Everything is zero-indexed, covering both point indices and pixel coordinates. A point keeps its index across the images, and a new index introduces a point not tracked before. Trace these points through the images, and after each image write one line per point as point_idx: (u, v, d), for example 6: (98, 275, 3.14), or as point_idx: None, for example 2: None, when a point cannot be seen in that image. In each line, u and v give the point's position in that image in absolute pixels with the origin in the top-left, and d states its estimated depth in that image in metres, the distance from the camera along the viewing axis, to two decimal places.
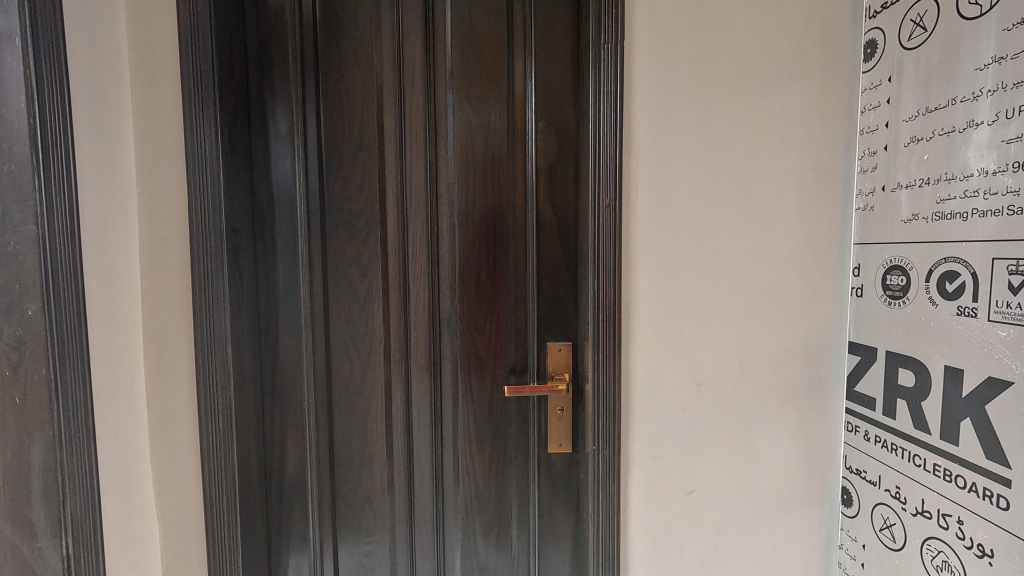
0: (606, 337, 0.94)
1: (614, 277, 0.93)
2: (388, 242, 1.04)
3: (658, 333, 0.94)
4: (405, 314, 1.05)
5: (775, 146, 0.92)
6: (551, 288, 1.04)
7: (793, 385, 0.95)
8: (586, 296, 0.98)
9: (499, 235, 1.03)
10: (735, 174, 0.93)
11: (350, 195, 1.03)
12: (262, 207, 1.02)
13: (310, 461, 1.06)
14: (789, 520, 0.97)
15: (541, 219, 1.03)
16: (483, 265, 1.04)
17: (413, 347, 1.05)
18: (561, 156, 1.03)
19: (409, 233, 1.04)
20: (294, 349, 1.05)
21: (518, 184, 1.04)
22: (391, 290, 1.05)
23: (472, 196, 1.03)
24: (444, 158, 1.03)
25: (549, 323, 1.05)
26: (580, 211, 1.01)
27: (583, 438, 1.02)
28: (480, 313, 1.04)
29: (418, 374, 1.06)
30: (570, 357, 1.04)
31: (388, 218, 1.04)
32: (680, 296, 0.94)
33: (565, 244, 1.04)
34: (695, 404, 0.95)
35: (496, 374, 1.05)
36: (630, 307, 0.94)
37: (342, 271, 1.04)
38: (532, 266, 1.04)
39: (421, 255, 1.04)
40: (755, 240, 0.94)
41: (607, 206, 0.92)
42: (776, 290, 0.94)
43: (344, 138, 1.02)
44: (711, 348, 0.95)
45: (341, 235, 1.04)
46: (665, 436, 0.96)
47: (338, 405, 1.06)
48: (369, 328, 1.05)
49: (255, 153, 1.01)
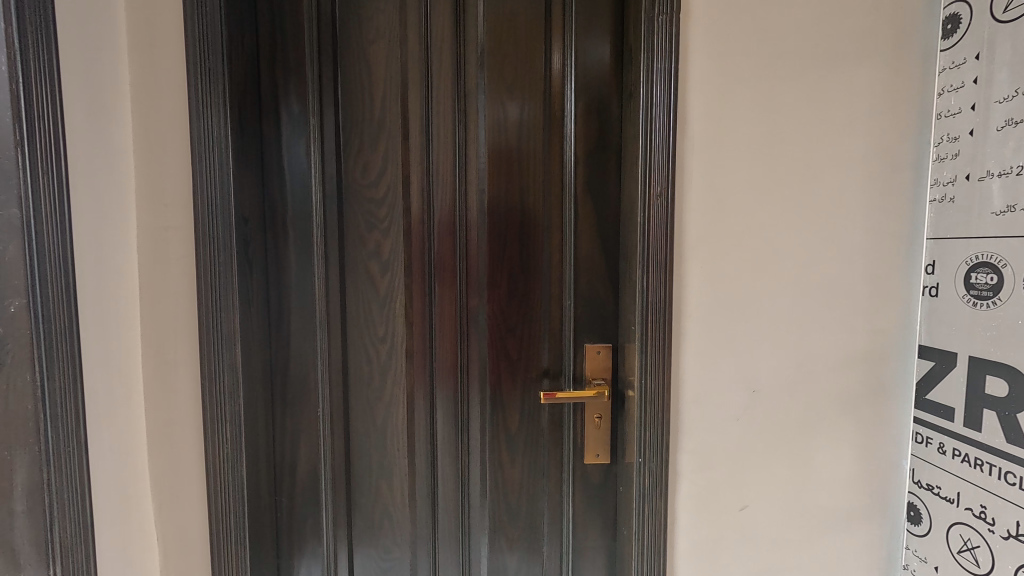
0: (655, 339, 0.86)
1: (664, 275, 0.85)
2: (411, 235, 0.95)
3: (711, 335, 0.86)
4: (429, 314, 0.96)
5: (842, 131, 0.84)
6: (589, 285, 0.96)
7: (857, 393, 0.88)
8: (630, 296, 0.89)
9: (532, 228, 0.95)
10: (797, 161, 0.84)
11: (370, 183, 0.94)
12: (273, 194, 0.92)
13: (324, 473, 0.97)
14: (847, 538, 0.90)
15: (579, 210, 0.95)
16: (514, 261, 0.95)
17: (439, 350, 0.97)
18: (602, 141, 0.94)
19: (434, 225, 0.95)
20: (308, 350, 0.95)
21: (554, 172, 0.95)
22: (414, 288, 0.95)
23: (505, 185, 0.94)
24: (474, 142, 0.94)
25: (585, 324, 0.96)
26: (623, 203, 0.93)
27: (623, 448, 0.94)
28: (511, 314, 0.96)
29: (444, 379, 0.97)
30: (608, 360, 0.96)
31: (412, 209, 0.95)
32: (735, 294, 0.86)
33: (605, 238, 0.95)
34: (749, 415, 0.88)
35: (528, 378, 0.97)
36: (682, 308, 0.86)
37: (361, 265, 0.95)
38: (569, 262, 0.95)
39: (447, 249, 0.95)
40: (819, 235, 0.86)
41: (658, 197, 0.84)
42: (838, 288, 0.86)
43: (364, 119, 0.93)
44: (768, 353, 0.87)
45: (360, 226, 0.94)
46: (717, 447, 0.88)
47: (354, 413, 0.97)
48: (390, 329, 0.96)
49: (265, 134, 0.91)
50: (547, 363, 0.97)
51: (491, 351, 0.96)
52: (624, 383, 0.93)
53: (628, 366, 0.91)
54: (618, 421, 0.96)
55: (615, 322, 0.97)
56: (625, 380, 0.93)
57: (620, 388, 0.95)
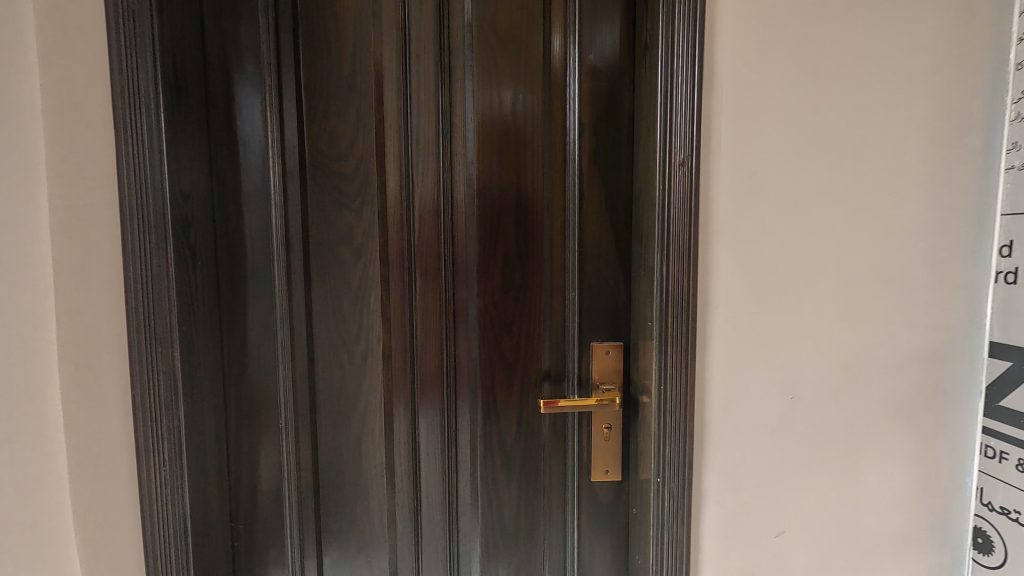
0: (676, 337, 0.72)
1: (689, 260, 0.71)
2: (388, 216, 0.81)
3: (743, 332, 0.73)
4: (411, 309, 0.82)
5: (900, 87, 0.70)
6: (596, 274, 0.82)
7: (914, 399, 0.74)
8: (646, 286, 0.76)
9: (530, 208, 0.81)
10: (846, 124, 0.71)
11: (339, 155, 0.80)
12: (223, 167, 0.78)
13: (289, 494, 0.83)
14: (901, 568, 0.77)
15: (585, 187, 0.81)
16: (509, 247, 0.81)
17: (422, 351, 0.83)
18: (612, 105, 0.80)
19: (416, 205, 0.81)
20: (269, 353, 0.81)
21: (556, 141, 0.81)
22: (393, 278, 0.82)
23: (498, 157, 0.80)
24: (461, 107, 0.80)
25: (593, 319, 0.83)
26: (638, 177, 0.79)
27: (636, 464, 0.81)
28: (506, 308, 0.82)
29: (428, 385, 0.83)
30: (618, 362, 0.83)
31: (388, 186, 0.81)
32: (772, 282, 0.72)
33: (615, 219, 0.82)
34: (787, 425, 0.74)
35: (526, 383, 0.84)
36: (709, 299, 0.72)
37: (329, 253, 0.81)
38: (573, 247, 0.82)
39: (431, 233, 0.81)
40: (871, 212, 0.72)
41: (682, 167, 0.70)
42: (893, 275, 0.73)
43: (331, 79, 0.79)
44: (810, 353, 0.73)
45: (328, 206, 0.80)
46: (749, 464, 0.74)
47: (324, 424, 0.83)
48: (364, 326, 0.82)
49: (213, 96, 0.76)
50: (548, 366, 0.84)
51: (483, 351, 0.82)
52: (638, 389, 0.80)
53: (643, 368, 0.78)
54: (631, 433, 0.82)
55: (627, 317, 0.83)
56: (640, 386, 0.80)
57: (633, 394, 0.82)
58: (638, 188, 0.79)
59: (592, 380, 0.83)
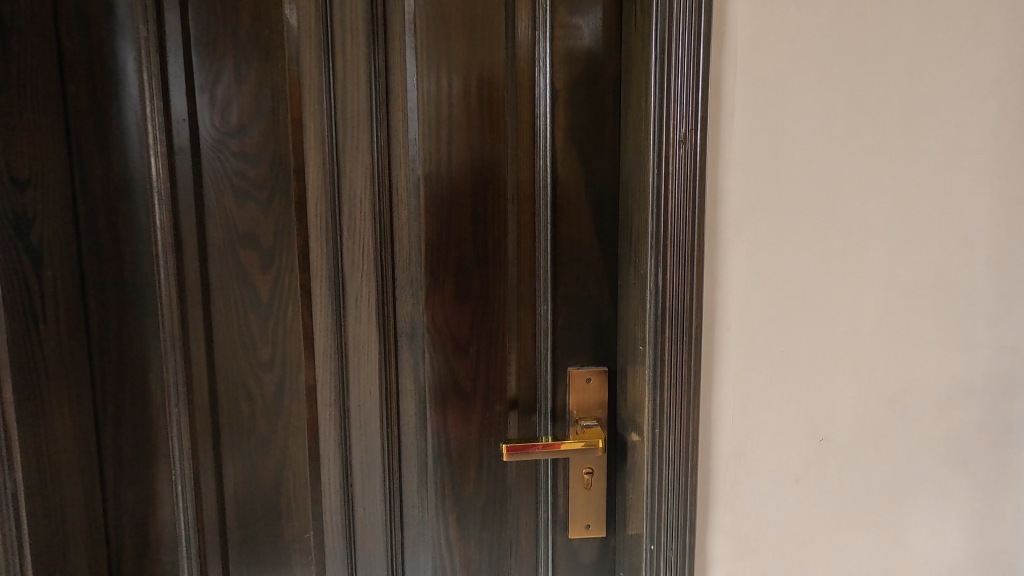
0: (676, 365, 0.56)
1: (691, 267, 0.55)
2: (310, 211, 0.64)
3: (760, 357, 0.57)
4: (343, 327, 0.65)
5: (955, 46, 0.56)
6: (574, 282, 0.66)
7: (973, 439, 0.59)
8: (635, 299, 0.60)
9: (489, 200, 0.65)
10: (890, 92, 0.56)
11: (244, 131, 0.62)
12: (87, 147, 0.60)
13: (186, 564, 0.66)
14: None
15: (558, 173, 0.65)
16: (464, 248, 0.65)
17: (357, 380, 0.66)
18: (592, 70, 0.64)
19: (346, 197, 0.64)
20: (157, 387, 0.63)
21: (522, 115, 0.64)
22: (317, 289, 0.65)
23: (449, 135, 0.64)
24: (400, 70, 0.63)
25: (569, 339, 0.67)
26: (625, 161, 0.62)
27: (623, 520, 0.65)
28: (460, 326, 0.66)
29: (366, 422, 0.66)
30: (600, 392, 0.67)
31: (309, 171, 0.63)
32: (796, 293, 0.57)
33: (597, 213, 0.65)
34: (816, 475, 0.59)
35: (487, 417, 0.67)
36: (715, 316, 0.56)
37: (233, 257, 0.63)
38: (545, 249, 0.65)
39: (365, 233, 0.64)
40: (917, 204, 0.57)
41: (682, 146, 0.54)
42: (946, 285, 0.58)
43: (230, 31, 0.61)
44: (843, 384, 0.58)
45: (229, 197, 0.63)
46: (768, 525, 0.59)
47: (232, 474, 0.66)
48: (282, 350, 0.65)
49: (66, 50, 0.58)
50: (514, 397, 0.67)
51: (433, 379, 0.66)
52: (626, 428, 0.64)
53: (631, 403, 0.62)
54: (617, 481, 0.66)
55: (612, 337, 0.67)
56: (628, 424, 0.64)
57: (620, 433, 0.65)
58: (625, 175, 0.63)
59: (569, 415, 0.67)
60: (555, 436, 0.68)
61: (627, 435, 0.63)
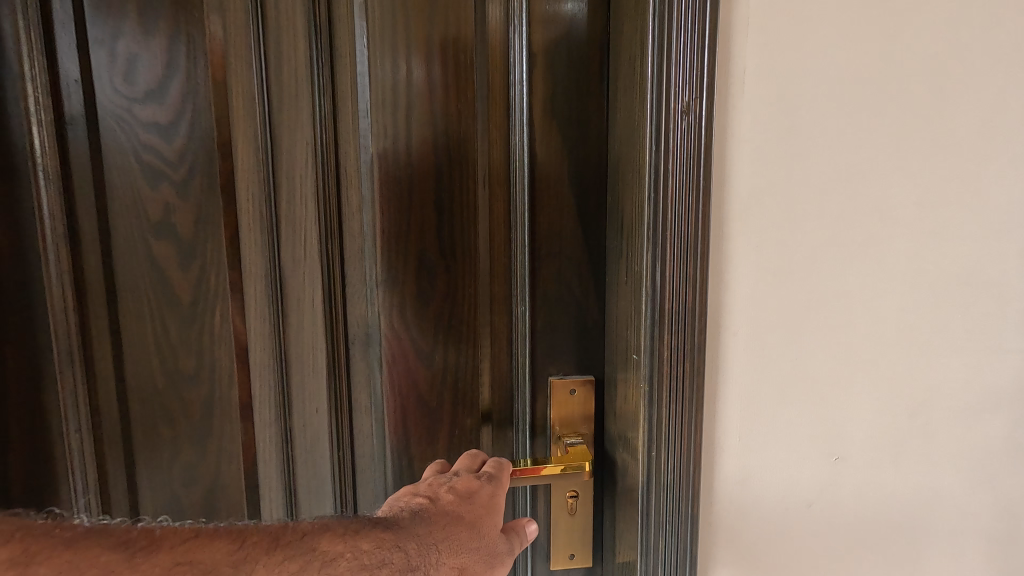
0: (675, 379, 0.48)
1: (691, 265, 0.47)
2: (239, 198, 0.53)
3: (770, 368, 0.50)
4: (283, 336, 0.55)
5: (989, 13, 0.49)
6: (555, 281, 0.57)
7: (993, 453, 0.54)
8: (625, 301, 0.51)
9: (456, 185, 0.55)
10: (918, 63, 0.48)
11: (154, 99, 0.51)
12: None
13: None
14: None
15: (537, 154, 0.55)
16: (427, 241, 0.56)
17: (302, 398, 0.56)
18: (575, 32, 0.54)
19: (285, 181, 0.53)
20: (54, 411, 0.52)
21: (494, 84, 0.54)
22: (250, 290, 0.54)
23: (407, 107, 0.54)
24: (346, 26, 0.52)
25: (550, 346, 0.58)
26: (614, 140, 0.54)
27: (612, 549, 0.57)
28: (423, 333, 0.57)
29: (313, 446, 0.57)
30: (584, 405, 0.58)
31: (237, 149, 0.52)
32: (809, 295, 0.50)
33: (582, 201, 0.56)
34: (828, 497, 0.52)
35: (455, 437, 0.58)
36: (718, 322, 0.49)
37: (143, 252, 0.53)
38: (522, 243, 0.56)
39: (308, 224, 0.54)
40: (940, 191, 0.50)
41: (683, 122, 0.45)
42: (970, 284, 0.52)
43: None
44: (859, 396, 0.51)
45: (138, 179, 0.52)
46: (774, 554, 0.52)
47: (150, 507, 0.56)
48: (209, 362, 0.55)
49: None
50: (488, 413, 0.58)
51: (391, 395, 0.57)
52: (615, 447, 0.56)
53: (621, 419, 0.54)
54: (604, 506, 0.58)
55: (598, 342, 0.59)
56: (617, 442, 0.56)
57: (608, 452, 0.57)
58: (614, 157, 0.54)
59: (550, 431, 0.58)
60: (534, 455, 0.59)
61: (616, 456, 0.55)
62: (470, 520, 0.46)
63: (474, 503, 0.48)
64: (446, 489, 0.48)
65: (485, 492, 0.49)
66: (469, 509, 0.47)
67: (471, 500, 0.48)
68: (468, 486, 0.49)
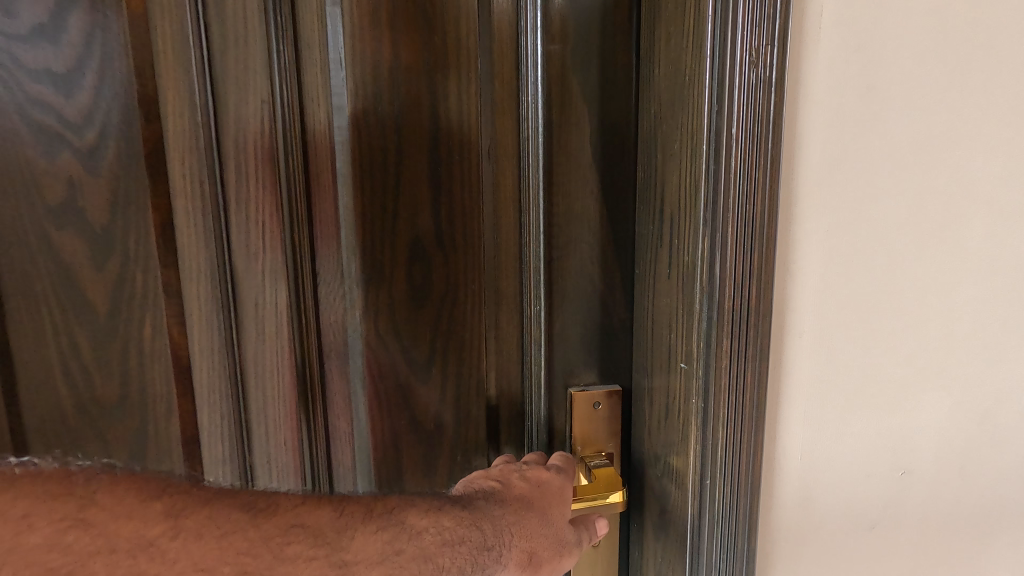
0: (733, 393, 0.40)
1: (755, 256, 0.38)
2: (170, 176, 0.41)
3: (836, 375, 0.42)
4: (239, 353, 0.43)
5: None
6: (572, 275, 0.48)
7: None
8: (665, 301, 0.42)
9: (453, 161, 0.45)
10: (1008, 15, 0.41)
11: (39, 36, 0.38)
12: None
13: None
14: None
15: (553, 123, 0.46)
16: (420, 230, 0.45)
17: (264, 427, 0.45)
18: None
19: (232, 153, 0.41)
20: None
21: (500, 34, 0.44)
22: (188, 295, 0.42)
23: (391, 61, 0.43)
24: None
25: (566, 352, 0.49)
26: (648, 103, 0.44)
27: None
28: (416, 340, 0.47)
29: (282, 483, 0.46)
30: (608, 421, 0.50)
31: (162, 112, 0.40)
32: (880, 288, 0.42)
33: (605, 177, 0.47)
34: (891, 518, 0.46)
35: (456, 460, 0.49)
36: (782, 323, 0.40)
37: (37, 245, 0.40)
38: (536, 232, 0.46)
39: (267, 210, 0.42)
40: None
41: (749, 79, 0.36)
42: None
43: None
44: (928, 402, 0.45)
45: (22, 146, 0.38)
46: None
47: None
48: (138, 386, 0.43)
49: None
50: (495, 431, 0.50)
51: (380, 416, 0.47)
52: (648, 471, 0.47)
53: (656, 438, 0.45)
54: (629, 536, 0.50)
55: (622, 346, 0.50)
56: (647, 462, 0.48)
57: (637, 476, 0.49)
58: (647, 124, 0.44)
59: (571, 453, 0.49)
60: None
61: (649, 481, 0.47)
62: (542, 509, 0.42)
63: (545, 491, 0.43)
64: (518, 475, 0.44)
65: (556, 482, 0.44)
66: (540, 497, 0.43)
67: (542, 488, 0.43)
68: (540, 474, 0.44)
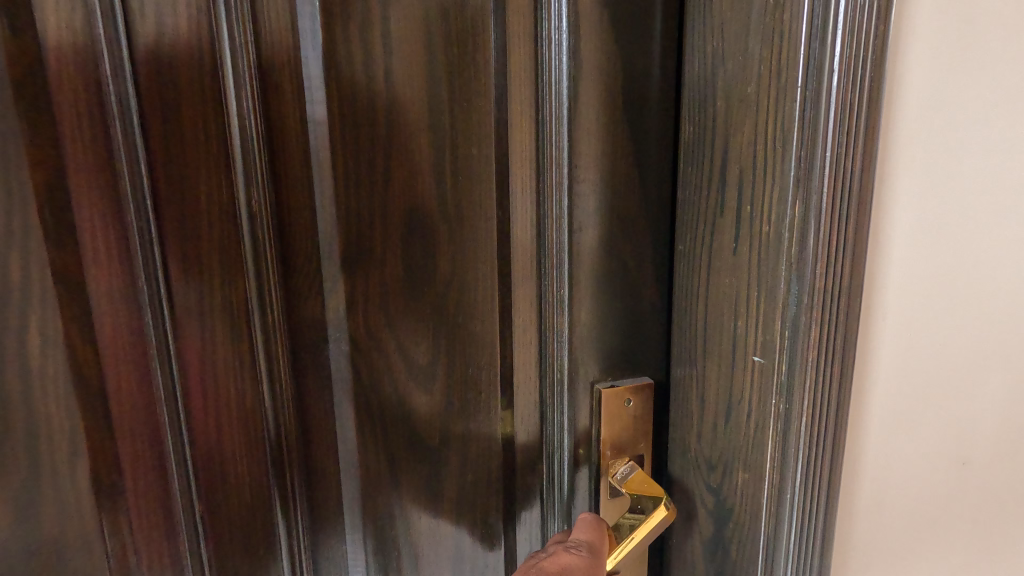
0: (821, 392, 0.33)
1: (852, 225, 0.31)
2: (54, 123, 0.28)
3: (912, 364, 0.37)
4: (175, 370, 0.32)
5: None
6: (607, 260, 0.39)
7: None
8: (731, 282, 0.35)
9: (458, 111, 0.35)
10: None
11: None
12: None
13: None
14: None
15: (585, 61, 0.35)
16: (417, 201, 0.35)
17: (215, 463, 0.34)
18: None
19: (150, 97, 0.30)
20: None
21: None
22: (96, 295, 0.30)
23: None
24: None
25: (600, 353, 0.40)
26: (701, 35, 0.35)
27: None
28: (415, 343, 0.37)
29: (241, 529, 0.36)
30: (638, 420, 0.41)
31: (34, 25, 0.27)
32: (964, 260, 0.37)
33: (646, 130, 0.38)
34: (952, 516, 0.42)
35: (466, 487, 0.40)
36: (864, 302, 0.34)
37: None
38: (562, 206, 0.37)
39: (204, 177, 0.31)
40: None
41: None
42: None
43: None
44: (995, 389, 0.40)
45: None
46: None
47: None
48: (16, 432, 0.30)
49: None
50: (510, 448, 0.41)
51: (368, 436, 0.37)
52: (691, 478, 0.40)
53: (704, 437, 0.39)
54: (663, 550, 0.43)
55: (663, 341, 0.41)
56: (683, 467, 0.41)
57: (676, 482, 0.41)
58: (700, 65, 0.36)
59: (596, 462, 0.41)
60: (573, 502, 0.42)
61: (692, 489, 0.40)
62: None
63: None
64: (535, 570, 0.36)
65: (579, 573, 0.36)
66: None
67: None
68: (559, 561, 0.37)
